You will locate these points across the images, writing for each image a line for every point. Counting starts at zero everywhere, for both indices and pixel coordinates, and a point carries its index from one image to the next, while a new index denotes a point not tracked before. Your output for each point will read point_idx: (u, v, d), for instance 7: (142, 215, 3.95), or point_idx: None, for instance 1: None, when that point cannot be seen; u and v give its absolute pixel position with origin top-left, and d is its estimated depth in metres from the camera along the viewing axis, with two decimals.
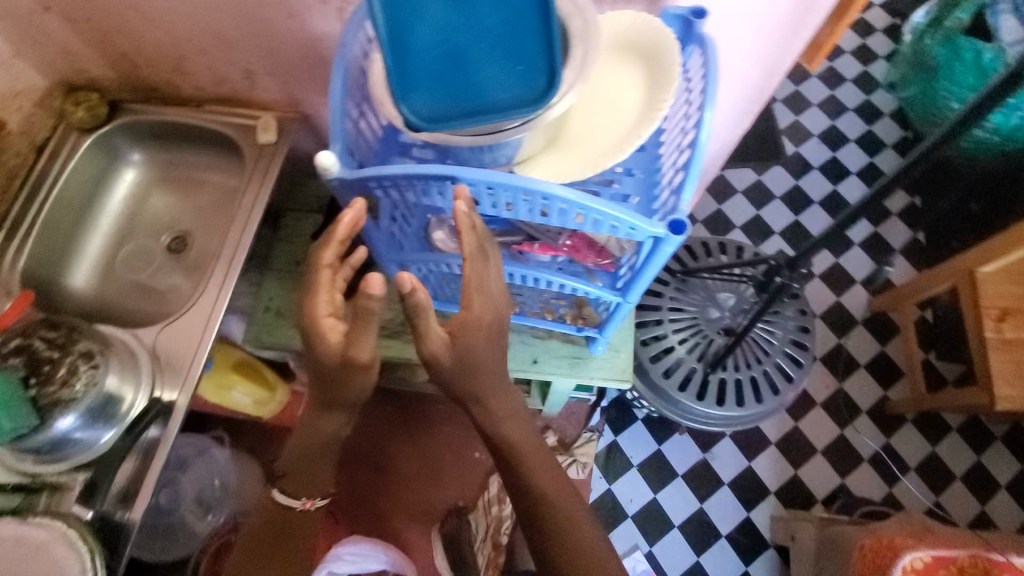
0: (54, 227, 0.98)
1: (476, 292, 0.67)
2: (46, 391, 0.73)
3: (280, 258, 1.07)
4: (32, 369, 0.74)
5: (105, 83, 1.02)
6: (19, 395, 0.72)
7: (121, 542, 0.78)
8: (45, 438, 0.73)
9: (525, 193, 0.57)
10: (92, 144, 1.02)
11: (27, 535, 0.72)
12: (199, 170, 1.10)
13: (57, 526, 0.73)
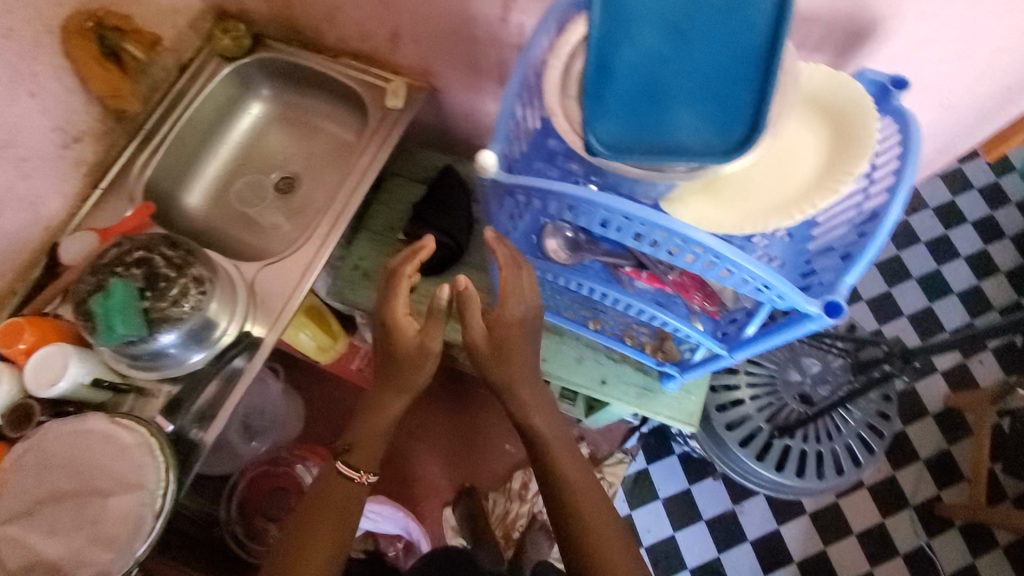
0: (181, 145, 1.02)
1: (514, 295, 0.75)
2: (159, 306, 0.77)
3: (375, 222, 1.09)
4: (150, 282, 0.77)
5: (254, 16, 1.04)
6: (136, 304, 0.75)
7: (190, 461, 0.82)
8: (149, 347, 0.77)
9: (675, 235, 0.54)
10: (230, 73, 1.05)
11: (116, 434, 0.76)
12: (319, 117, 1.12)
13: (141, 432, 0.76)
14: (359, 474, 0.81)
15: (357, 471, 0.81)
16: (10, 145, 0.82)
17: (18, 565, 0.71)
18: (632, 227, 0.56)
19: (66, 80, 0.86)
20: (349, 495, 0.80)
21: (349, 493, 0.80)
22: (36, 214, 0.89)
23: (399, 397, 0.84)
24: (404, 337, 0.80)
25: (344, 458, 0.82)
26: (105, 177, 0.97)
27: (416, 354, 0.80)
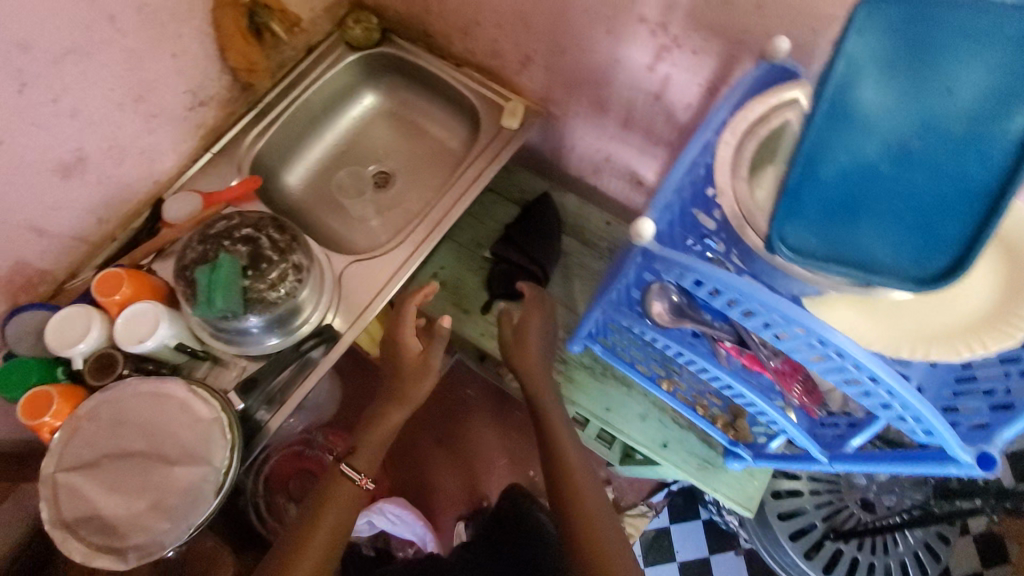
0: (293, 124, 1.03)
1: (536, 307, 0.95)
2: (256, 286, 0.77)
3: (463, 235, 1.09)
4: (254, 261, 0.78)
5: (388, 12, 1.04)
6: (237, 280, 0.76)
7: (252, 442, 0.82)
8: (237, 323, 0.78)
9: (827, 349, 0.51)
10: (353, 62, 1.06)
11: (192, 405, 0.76)
12: (427, 120, 1.12)
13: (217, 407, 0.76)
14: (359, 476, 0.84)
15: (357, 473, 0.84)
16: (145, 101, 0.83)
17: (76, 514, 0.72)
18: (778, 327, 0.53)
19: (208, 47, 0.87)
20: (351, 497, 0.83)
21: (352, 495, 0.83)
22: (149, 167, 0.91)
23: (400, 409, 0.91)
24: (409, 351, 0.93)
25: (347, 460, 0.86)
26: (217, 142, 0.98)
27: (419, 369, 0.92)
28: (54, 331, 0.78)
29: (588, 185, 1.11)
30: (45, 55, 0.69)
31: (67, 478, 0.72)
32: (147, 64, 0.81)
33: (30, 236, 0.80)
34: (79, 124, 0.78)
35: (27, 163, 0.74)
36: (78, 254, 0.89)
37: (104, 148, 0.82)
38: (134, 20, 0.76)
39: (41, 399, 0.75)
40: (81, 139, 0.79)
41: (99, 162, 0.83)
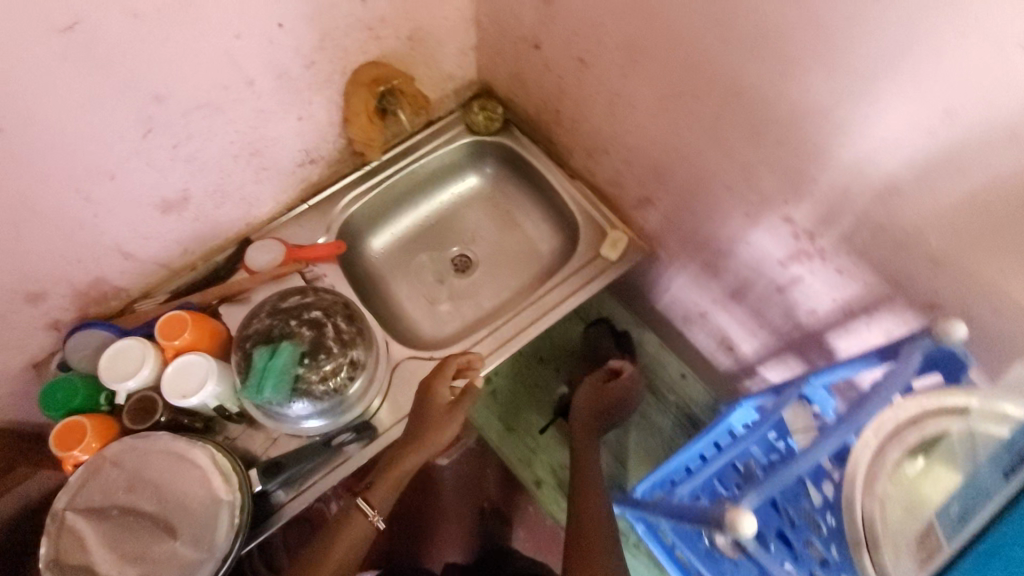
0: (392, 192, 1.02)
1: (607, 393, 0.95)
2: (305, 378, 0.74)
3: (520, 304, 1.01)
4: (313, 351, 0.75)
5: (515, 107, 1.02)
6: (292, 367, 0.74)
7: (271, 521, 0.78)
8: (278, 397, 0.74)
9: None
10: (466, 145, 1.04)
11: (211, 479, 0.73)
12: (524, 216, 1.08)
13: (233, 487, 0.73)
14: (372, 512, 0.76)
15: (371, 509, 0.75)
16: (259, 153, 0.83)
17: (70, 561, 0.69)
18: None
19: (334, 114, 0.87)
20: (358, 536, 0.74)
21: (359, 531, 0.75)
22: (246, 210, 0.90)
23: (417, 454, 0.78)
24: (437, 402, 0.80)
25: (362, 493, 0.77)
26: (316, 195, 0.97)
27: (445, 415, 0.80)
28: (107, 362, 0.77)
29: (673, 327, 1.03)
30: (178, 108, 0.69)
31: (76, 520, 0.70)
32: (272, 122, 0.80)
33: (116, 259, 0.81)
34: (194, 168, 0.78)
35: (133, 197, 0.75)
36: (156, 278, 0.89)
37: (209, 190, 0.82)
38: (274, 85, 0.76)
39: (74, 430, 0.74)
40: (190, 181, 0.79)
41: (200, 202, 0.83)
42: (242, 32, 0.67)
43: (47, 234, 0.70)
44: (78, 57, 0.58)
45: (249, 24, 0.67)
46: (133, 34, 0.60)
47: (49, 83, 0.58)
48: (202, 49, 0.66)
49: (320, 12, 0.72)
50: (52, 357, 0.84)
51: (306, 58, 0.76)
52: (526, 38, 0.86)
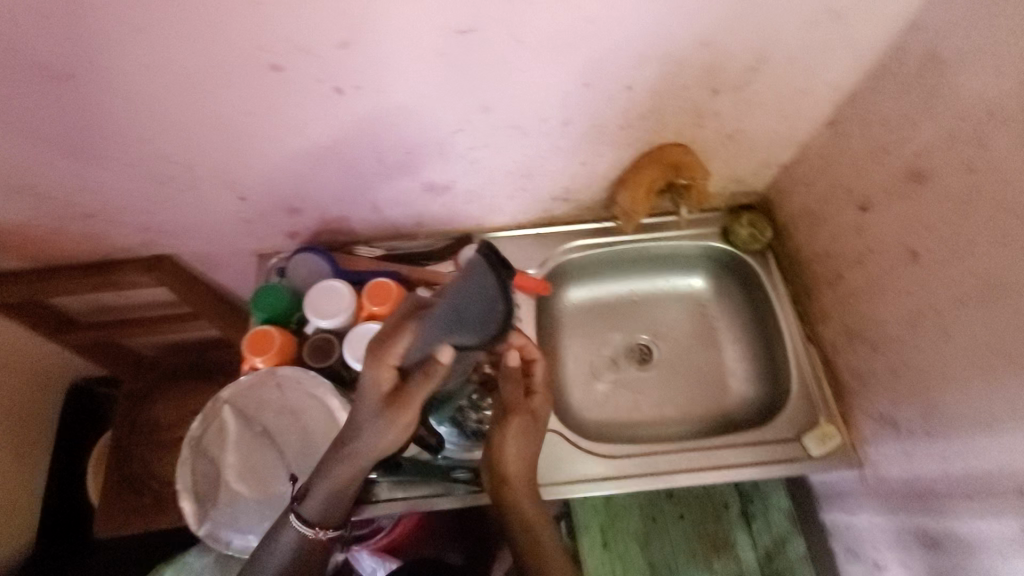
0: (617, 257, 0.97)
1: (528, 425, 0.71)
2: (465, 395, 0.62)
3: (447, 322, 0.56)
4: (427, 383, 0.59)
5: (786, 239, 0.92)
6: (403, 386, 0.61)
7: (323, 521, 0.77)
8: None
9: None
10: (713, 248, 0.96)
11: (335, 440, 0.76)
12: (732, 345, 0.97)
13: None
14: (310, 529, 0.66)
15: (307, 528, 0.65)
16: (528, 178, 0.82)
17: (208, 445, 0.75)
18: None
19: (613, 171, 0.83)
20: (297, 548, 0.66)
21: (295, 545, 0.66)
22: (484, 214, 0.91)
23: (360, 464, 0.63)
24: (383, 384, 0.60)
25: (298, 507, 0.66)
26: (548, 227, 0.95)
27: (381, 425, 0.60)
28: (316, 293, 0.82)
29: (832, 553, 0.87)
30: (495, 121, 0.69)
31: (226, 415, 0.76)
32: (559, 159, 0.78)
33: (366, 209, 0.85)
34: (470, 168, 0.78)
35: (411, 171, 0.77)
36: (383, 234, 0.93)
37: (470, 189, 0.83)
38: (583, 131, 0.74)
39: (267, 339, 0.79)
40: (460, 177, 0.80)
41: (455, 194, 0.84)
42: (591, 80, 0.65)
43: (333, 170, 0.75)
44: (451, 57, 0.59)
45: (603, 76, 0.65)
46: (506, 54, 0.60)
47: (418, 66, 0.60)
48: (548, 82, 0.65)
49: (670, 87, 0.68)
50: (275, 258, 0.92)
51: (626, 120, 0.72)
52: (853, 194, 0.75)
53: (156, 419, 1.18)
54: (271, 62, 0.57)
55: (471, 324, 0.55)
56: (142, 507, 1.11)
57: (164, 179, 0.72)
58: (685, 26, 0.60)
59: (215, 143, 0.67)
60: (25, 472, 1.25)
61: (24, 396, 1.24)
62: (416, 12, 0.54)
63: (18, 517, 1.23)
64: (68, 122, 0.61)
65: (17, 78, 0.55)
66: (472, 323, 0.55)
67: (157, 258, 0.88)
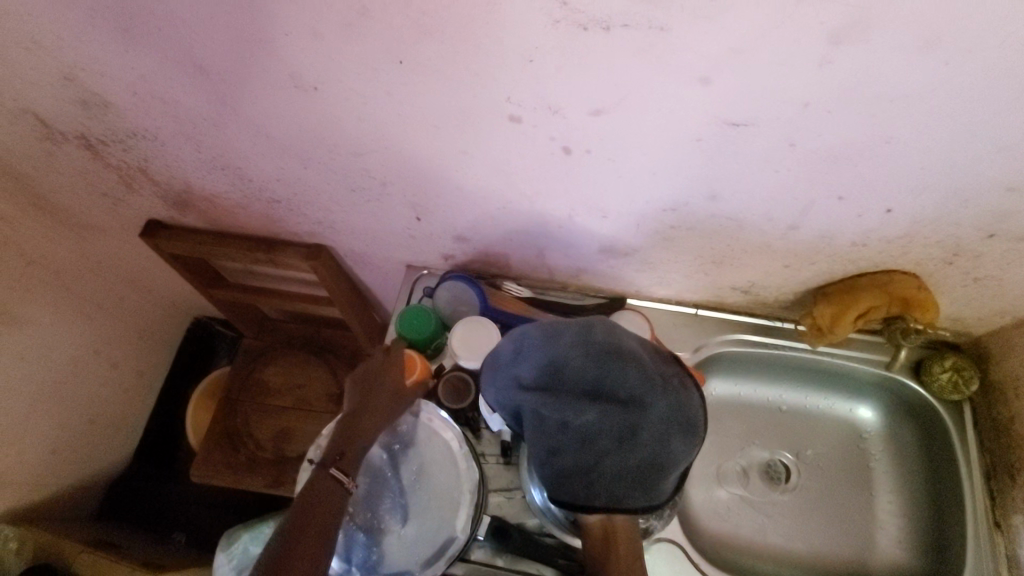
0: (780, 362, 0.86)
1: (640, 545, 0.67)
2: (562, 480, 0.60)
3: (648, 416, 0.56)
4: (579, 435, 0.57)
5: (995, 400, 0.78)
6: (555, 411, 0.57)
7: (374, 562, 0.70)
8: (537, 344, 0.61)
9: None
10: (898, 383, 0.82)
11: (447, 486, 0.74)
12: (889, 495, 0.85)
13: (458, 509, 0.72)
14: (346, 477, 0.72)
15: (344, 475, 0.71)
16: (716, 266, 0.74)
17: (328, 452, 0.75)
18: None
19: (816, 281, 0.73)
20: (334, 498, 0.70)
21: (330, 493, 0.70)
22: (649, 284, 0.83)
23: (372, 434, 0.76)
24: None
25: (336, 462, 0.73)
26: (710, 309, 0.87)
27: None
28: (467, 332, 0.79)
29: None
30: (713, 211, 0.62)
31: (371, 461, 0.77)
32: (762, 258, 0.70)
33: (531, 253, 0.80)
34: (659, 244, 0.71)
35: (596, 234, 0.72)
36: (535, 277, 0.88)
37: (649, 261, 0.76)
38: (806, 240, 0.65)
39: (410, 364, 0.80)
40: (644, 248, 0.73)
41: (630, 262, 0.77)
42: (848, 197, 0.56)
43: (519, 215, 0.71)
44: (703, 145, 0.53)
45: (864, 195, 0.56)
46: (767, 154, 0.52)
47: (662, 147, 0.54)
48: (793, 187, 0.57)
49: (936, 223, 0.58)
50: (424, 274, 0.91)
51: (863, 240, 0.63)
52: None
53: (265, 381, 1.22)
54: (512, 114, 0.53)
55: (660, 442, 0.56)
56: (230, 463, 1.14)
57: (356, 187, 0.72)
58: (995, 166, 0.50)
59: (419, 169, 0.65)
60: (143, 392, 1.35)
61: (160, 325, 1.33)
62: (691, 99, 0.48)
63: (127, 431, 1.33)
64: (295, 124, 0.62)
65: (268, 82, 0.56)
66: (660, 441, 0.56)
67: (316, 247, 0.89)
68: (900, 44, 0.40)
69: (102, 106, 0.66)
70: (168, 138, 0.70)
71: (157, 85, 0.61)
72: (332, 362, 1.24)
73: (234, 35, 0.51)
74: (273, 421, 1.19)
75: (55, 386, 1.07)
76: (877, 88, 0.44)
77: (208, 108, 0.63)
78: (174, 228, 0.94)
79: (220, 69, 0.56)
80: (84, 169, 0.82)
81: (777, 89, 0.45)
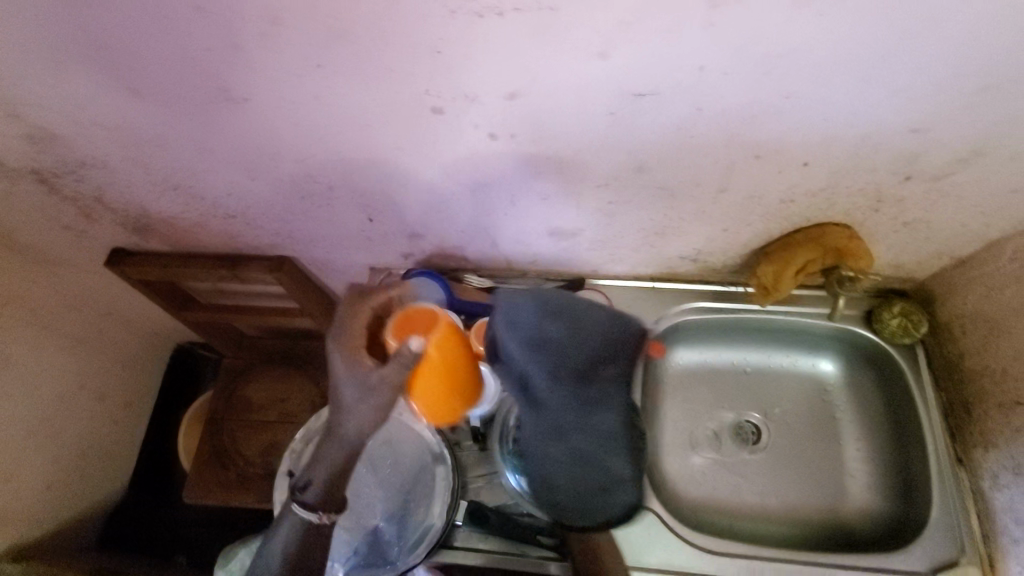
0: (736, 325, 0.88)
1: None
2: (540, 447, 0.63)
3: (574, 416, 0.60)
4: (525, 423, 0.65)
5: (944, 340, 0.80)
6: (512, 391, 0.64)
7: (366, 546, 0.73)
8: (520, 312, 0.60)
9: None
10: (852, 334, 0.85)
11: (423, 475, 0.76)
12: (857, 444, 0.87)
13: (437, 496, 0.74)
14: (314, 514, 0.66)
15: (310, 512, 0.66)
16: (662, 237, 0.77)
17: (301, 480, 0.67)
18: None
19: (757, 242, 0.75)
20: (305, 534, 0.67)
21: (302, 529, 0.67)
22: (603, 262, 0.85)
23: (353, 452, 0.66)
24: None
25: (300, 495, 0.67)
26: (666, 281, 0.89)
27: None
28: None
29: None
30: (645, 182, 0.65)
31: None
32: (701, 224, 0.72)
33: (485, 243, 0.83)
34: (604, 221, 0.74)
35: (541, 217, 0.74)
36: (493, 267, 0.90)
37: (596, 239, 0.78)
38: (738, 203, 0.67)
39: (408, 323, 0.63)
40: (589, 228, 0.75)
41: (580, 242, 0.80)
42: (766, 155, 0.59)
43: (464, 207, 0.73)
44: (619, 117, 0.55)
45: (780, 151, 0.58)
46: (683, 121, 0.55)
47: (582, 124, 0.56)
48: (714, 151, 0.59)
49: (853, 172, 0.60)
50: (386, 275, 0.93)
51: (790, 196, 0.65)
52: None
53: (250, 399, 1.24)
54: (435, 105, 0.56)
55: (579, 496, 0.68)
56: (223, 482, 1.16)
57: (305, 194, 0.74)
58: (892, 111, 0.53)
59: (360, 170, 0.67)
60: (132, 422, 1.36)
61: (141, 354, 1.34)
62: (595, 75, 0.50)
63: (120, 462, 1.34)
64: (236, 139, 0.64)
65: (200, 97, 0.58)
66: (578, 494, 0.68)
67: (279, 259, 0.91)
68: (774, 4, 0.43)
69: (48, 138, 0.68)
70: (117, 164, 0.72)
71: (96, 113, 0.63)
72: (313, 373, 1.25)
73: (159, 55, 0.53)
74: (260, 436, 1.20)
75: (41, 421, 1.09)
76: (766, 46, 0.46)
77: (150, 131, 0.65)
78: (139, 254, 0.96)
79: (154, 90, 0.58)
80: (41, 204, 0.84)
81: (674, 57, 0.48)
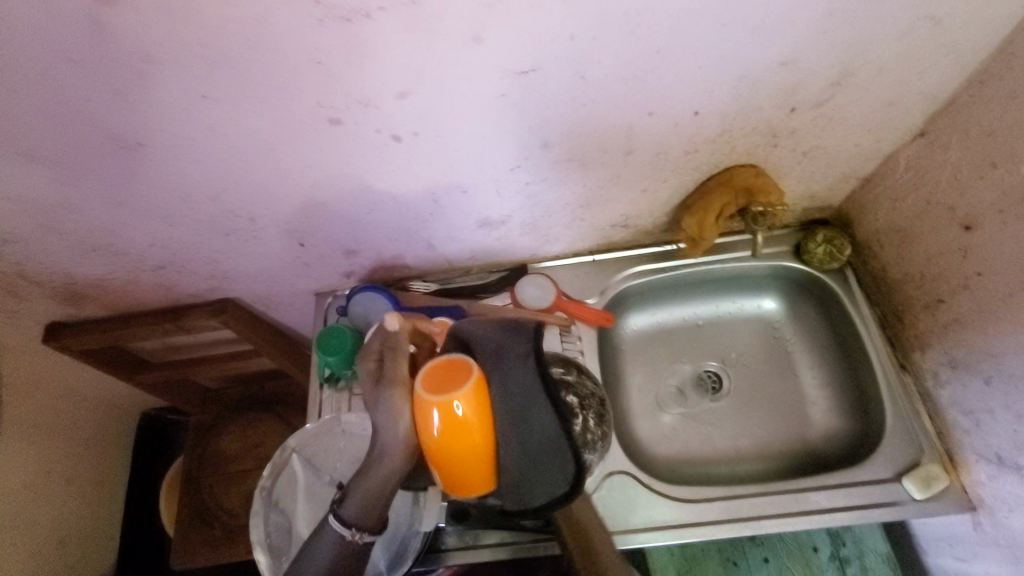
0: (678, 282, 0.92)
1: None
2: (538, 454, 0.49)
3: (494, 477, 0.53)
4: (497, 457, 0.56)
5: (868, 257, 0.84)
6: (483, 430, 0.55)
7: None
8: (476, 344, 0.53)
9: None
10: (785, 269, 0.89)
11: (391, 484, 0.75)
12: (811, 372, 0.90)
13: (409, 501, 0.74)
14: (348, 531, 0.56)
15: (345, 529, 0.56)
16: (587, 209, 0.79)
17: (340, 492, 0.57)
18: None
19: (677, 197, 0.78)
20: (337, 553, 0.57)
21: (333, 549, 0.57)
22: (540, 244, 0.87)
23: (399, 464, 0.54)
24: None
25: (337, 507, 0.57)
26: (605, 252, 0.92)
27: None
28: None
29: None
30: (555, 157, 0.67)
31: (295, 466, 0.77)
32: (619, 189, 0.75)
33: (421, 247, 0.83)
34: (527, 203, 0.75)
35: (466, 210, 0.75)
36: (436, 269, 0.91)
37: (526, 223, 0.80)
38: (648, 161, 0.70)
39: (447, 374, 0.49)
40: (515, 212, 0.77)
41: (511, 228, 0.81)
42: (658, 110, 0.61)
43: (389, 213, 0.74)
44: (510, 97, 0.57)
45: (670, 103, 0.61)
46: (571, 91, 0.57)
47: (477, 110, 0.58)
48: (609, 116, 0.61)
49: (742, 112, 0.64)
50: (333, 297, 0.93)
51: (693, 146, 0.68)
52: (946, 209, 0.69)
53: (224, 450, 1.21)
54: (331, 116, 0.56)
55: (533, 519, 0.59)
56: (210, 539, 1.13)
57: (229, 230, 0.74)
58: (759, 48, 0.56)
59: (277, 194, 0.68)
60: (109, 500, 1.31)
61: (105, 429, 1.30)
62: (474, 60, 0.52)
63: (102, 543, 1.29)
64: (144, 185, 0.64)
65: (95, 149, 0.57)
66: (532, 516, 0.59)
67: (222, 301, 0.90)
68: None
69: None
70: (30, 234, 0.71)
71: None
72: (284, 412, 1.23)
73: (42, 113, 0.53)
74: (240, 485, 1.18)
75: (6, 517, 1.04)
76: (625, 5, 0.49)
77: (54, 194, 0.64)
78: (78, 324, 0.94)
79: (47, 151, 0.57)
80: None
81: (544, 30, 0.50)
